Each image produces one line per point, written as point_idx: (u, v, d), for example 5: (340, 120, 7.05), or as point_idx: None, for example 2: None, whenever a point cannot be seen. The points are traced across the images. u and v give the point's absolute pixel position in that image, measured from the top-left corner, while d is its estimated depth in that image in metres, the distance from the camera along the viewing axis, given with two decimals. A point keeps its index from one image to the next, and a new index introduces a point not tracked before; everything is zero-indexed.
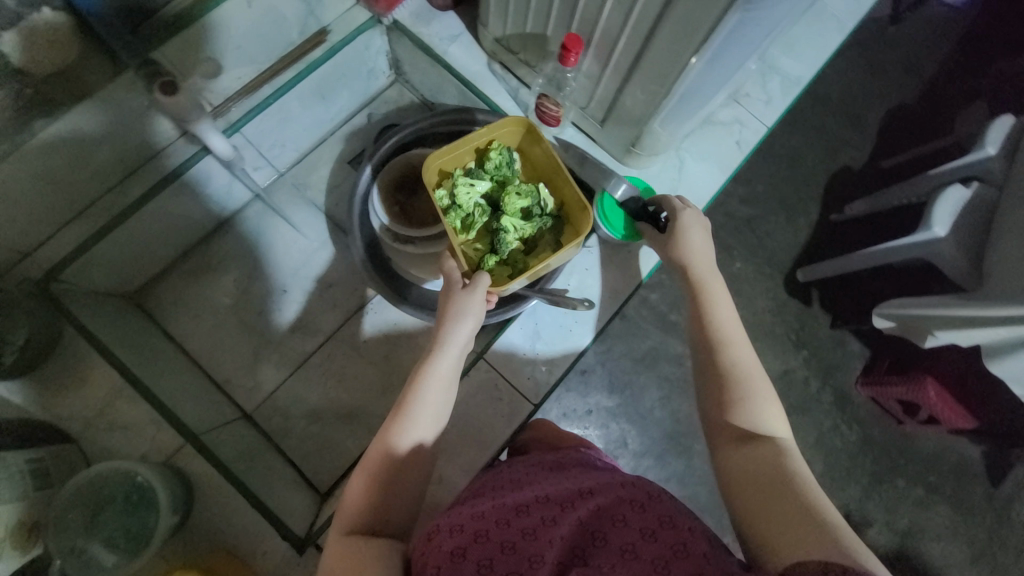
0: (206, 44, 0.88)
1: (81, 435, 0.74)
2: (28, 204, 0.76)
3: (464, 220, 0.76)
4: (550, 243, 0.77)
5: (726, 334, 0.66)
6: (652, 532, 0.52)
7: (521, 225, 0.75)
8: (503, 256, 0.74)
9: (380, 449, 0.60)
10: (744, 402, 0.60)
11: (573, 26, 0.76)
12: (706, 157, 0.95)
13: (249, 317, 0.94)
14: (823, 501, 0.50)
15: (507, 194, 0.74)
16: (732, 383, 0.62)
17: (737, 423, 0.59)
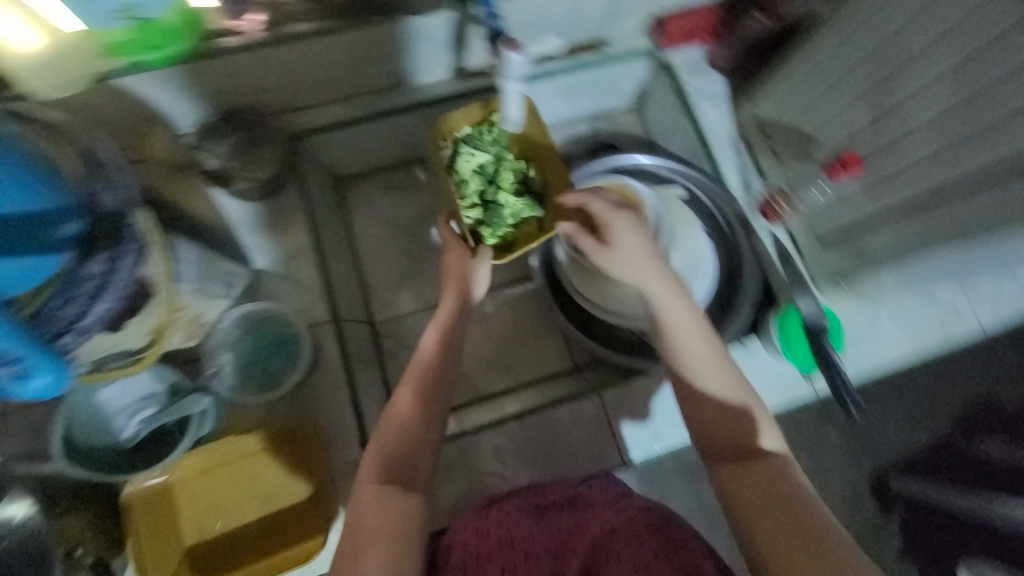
0: (523, 10, 0.81)
1: (264, 269, 0.82)
2: (313, 78, 0.81)
3: (463, 186, 0.78)
4: (537, 224, 0.77)
5: (689, 344, 0.63)
6: (664, 554, 0.58)
7: (513, 200, 0.77)
8: (497, 229, 0.76)
9: (404, 405, 0.64)
10: (727, 435, 0.61)
11: (865, 144, 0.75)
12: (901, 325, 0.87)
13: (415, 243, 1.00)
14: (828, 522, 0.54)
15: (501, 167, 0.78)
16: (718, 410, 0.61)
17: (734, 441, 0.60)
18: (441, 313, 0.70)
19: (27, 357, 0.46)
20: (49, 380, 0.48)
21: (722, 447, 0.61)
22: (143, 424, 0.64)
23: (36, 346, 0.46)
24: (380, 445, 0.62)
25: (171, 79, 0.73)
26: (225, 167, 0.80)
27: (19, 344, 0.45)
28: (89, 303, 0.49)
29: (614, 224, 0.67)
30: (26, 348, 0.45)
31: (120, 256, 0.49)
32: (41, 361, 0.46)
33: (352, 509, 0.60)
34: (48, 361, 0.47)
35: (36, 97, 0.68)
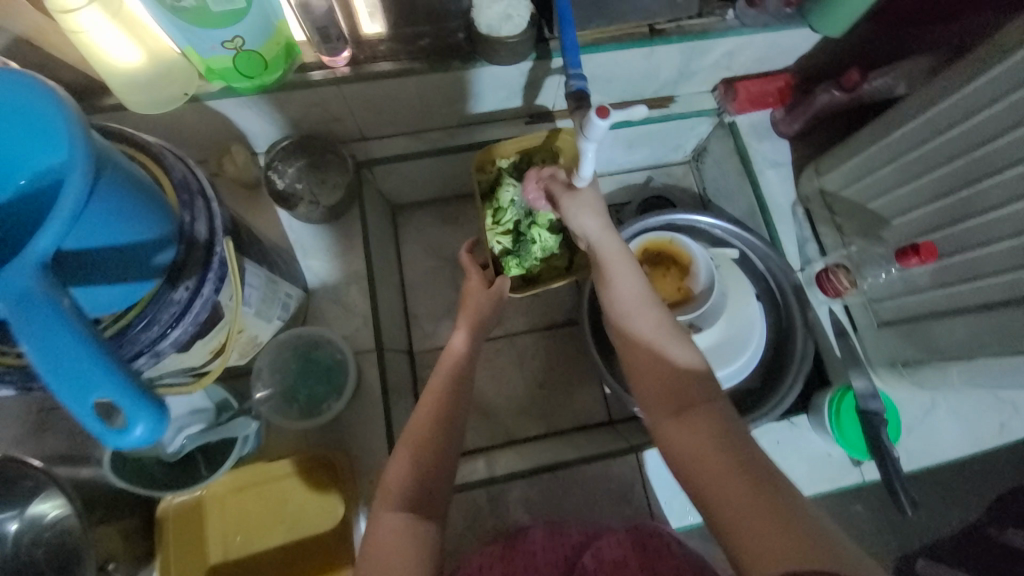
0: (597, 68, 0.83)
1: (316, 292, 0.84)
2: (386, 113, 0.84)
3: (498, 214, 0.83)
4: (561, 263, 0.85)
5: (642, 321, 0.62)
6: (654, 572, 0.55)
7: (546, 238, 0.83)
8: (524, 260, 0.83)
9: (421, 424, 0.62)
10: (672, 388, 0.57)
11: (935, 235, 0.72)
12: (959, 420, 0.82)
13: (460, 277, 1.01)
14: (776, 468, 0.50)
15: (541, 206, 0.82)
16: (658, 376, 0.58)
17: (664, 396, 0.57)
18: (473, 315, 0.73)
19: (120, 400, 0.36)
20: (147, 427, 0.37)
21: (664, 399, 0.57)
22: (189, 440, 0.64)
23: (130, 385, 0.36)
24: (412, 451, 0.60)
25: (256, 103, 0.76)
26: (295, 188, 0.83)
27: (114, 385, 0.35)
28: (171, 327, 0.47)
29: (574, 207, 0.68)
30: (118, 389, 0.35)
31: (206, 281, 0.49)
32: (135, 403, 0.36)
33: (368, 531, 0.57)
34: (144, 400, 0.36)
35: (138, 110, 0.71)
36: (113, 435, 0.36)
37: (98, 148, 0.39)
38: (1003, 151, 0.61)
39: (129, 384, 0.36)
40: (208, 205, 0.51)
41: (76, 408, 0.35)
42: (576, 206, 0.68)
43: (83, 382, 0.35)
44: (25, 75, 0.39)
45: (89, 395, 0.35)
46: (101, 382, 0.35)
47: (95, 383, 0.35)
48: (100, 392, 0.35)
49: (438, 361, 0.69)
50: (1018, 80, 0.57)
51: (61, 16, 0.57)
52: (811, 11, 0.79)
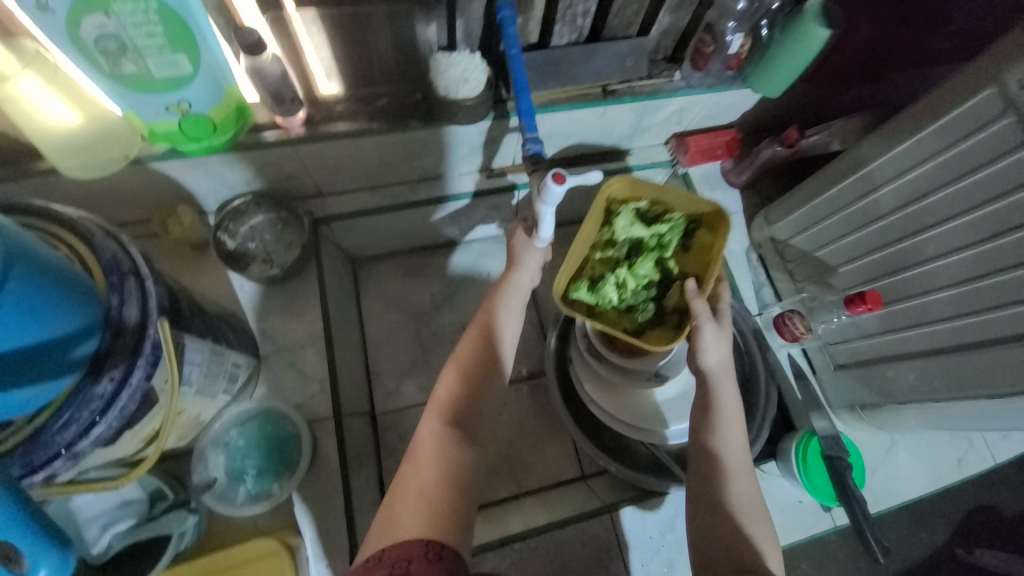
0: (556, 126, 0.85)
1: (269, 356, 0.79)
2: (345, 170, 0.83)
3: (606, 238, 0.68)
4: (629, 325, 0.66)
5: (732, 471, 0.61)
6: None
7: (631, 286, 0.65)
8: (597, 295, 0.66)
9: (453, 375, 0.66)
10: (737, 543, 0.57)
11: (879, 282, 0.75)
12: (919, 457, 0.85)
13: (425, 331, 0.98)
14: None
15: (648, 256, 0.66)
16: (735, 528, 0.58)
17: (738, 552, 0.57)
18: (456, 376, 0.65)
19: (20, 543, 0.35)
20: (51, 565, 0.37)
21: (723, 556, 0.57)
22: (116, 540, 0.58)
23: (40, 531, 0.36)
24: (441, 402, 0.64)
25: (205, 164, 0.73)
26: (247, 248, 0.82)
27: (19, 532, 0.35)
28: (94, 423, 0.43)
29: (709, 337, 0.63)
30: (21, 534, 0.35)
31: (135, 369, 0.44)
32: (37, 546, 0.36)
33: (405, 462, 0.60)
34: (48, 542, 0.36)
35: (72, 174, 0.67)
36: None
37: (11, 238, 0.36)
38: (934, 209, 0.66)
39: (39, 529, 0.36)
40: (141, 284, 0.47)
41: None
42: (709, 334, 0.63)
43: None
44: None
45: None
46: (6, 529, 0.34)
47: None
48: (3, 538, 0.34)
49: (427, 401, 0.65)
50: (941, 143, 0.62)
51: None
52: (750, 73, 0.85)
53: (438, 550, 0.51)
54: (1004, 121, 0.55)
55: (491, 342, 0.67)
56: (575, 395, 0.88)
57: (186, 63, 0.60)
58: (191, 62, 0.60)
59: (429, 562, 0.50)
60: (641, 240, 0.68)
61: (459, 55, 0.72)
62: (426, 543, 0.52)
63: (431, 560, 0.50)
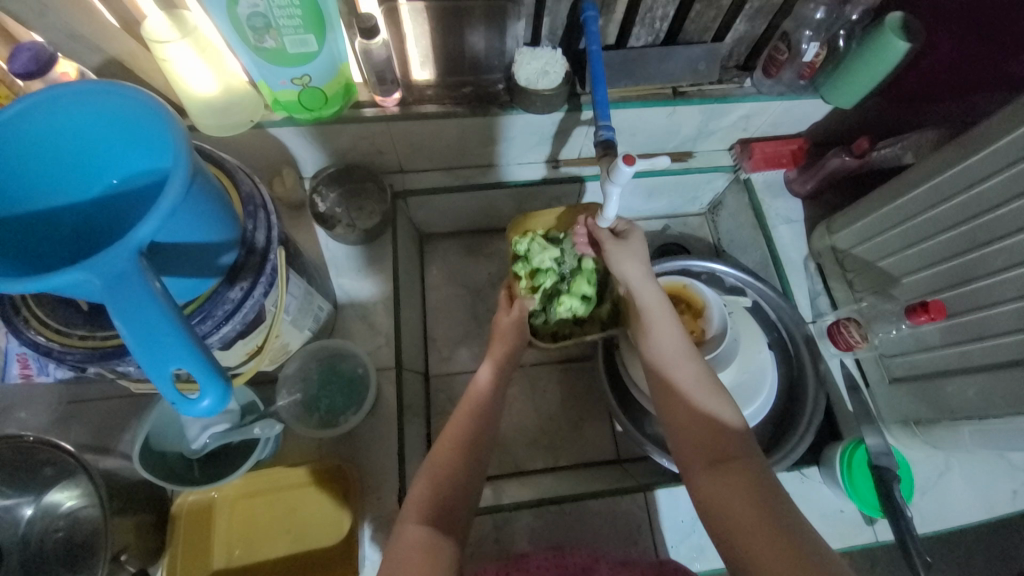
0: (623, 122, 0.90)
1: (345, 308, 0.88)
2: (427, 150, 0.92)
3: (529, 272, 0.81)
4: (595, 328, 0.84)
5: (666, 356, 0.65)
6: None
7: (577, 306, 0.80)
8: (551, 318, 0.82)
9: (465, 421, 0.66)
10: (706, 436, 0.59)
11: (944, 293, 0.75)
12: (975, 484, 0.81)
13: (480, 307, 1.05)
14: (808, 525, 0.51)
15: (579, 275, 0.80)
16: (693, 422, 0.60)
17: (705, 444, 0.59)
18: (462, 421, 0.66)
19: (195, 370, 0.41)
20: (213, 399, 0.43)
21: (704, 451, 0.58)
22: (213, 439, 0.67)
23: (209, 365, 0.41)
24: (462, 449, 0.64)
25: (310, 133, 0.84)
26: (334, 212, 0.92)
27: (195, 361, 0.41)
28: (224, 322, 0.52)
29: (617, 254, 0.70)
30: (194, 362, 0.41)
31: (258, 285, 0.53)
32: (208, 378, 0.42)
33: (391, 542, 0.57)
34: (214, 379, 0.42)
35: (209, 132, 0.79)
36: (184, 403, 0.42)
37: (195, 161, 0.45)
38: (1004, 220, 0.65)
39: (208, 362, 0.42)
40: (268, 216, 0.56)
41: (155, 377, 0.41)
42: (616, 251, 0.71)
43: (164, 354, 0.40)
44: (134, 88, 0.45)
45: (169, 365, 0.40)
46: (185, 358, 0.40)
47: (176, 355, 0.40)
48: (181, 365, 0.40)
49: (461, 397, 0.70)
50: (1018, 154, 0.62)
51: (152, 45, 0.66)
52: (823, 83, 0.87)
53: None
54: None
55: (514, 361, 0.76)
56: (618, 379, 0.91)
57: (314, 43, 0.70)
58: (317, 42, 0.70)
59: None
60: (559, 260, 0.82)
61: (542, 51, 0.80)
62: None
63: None
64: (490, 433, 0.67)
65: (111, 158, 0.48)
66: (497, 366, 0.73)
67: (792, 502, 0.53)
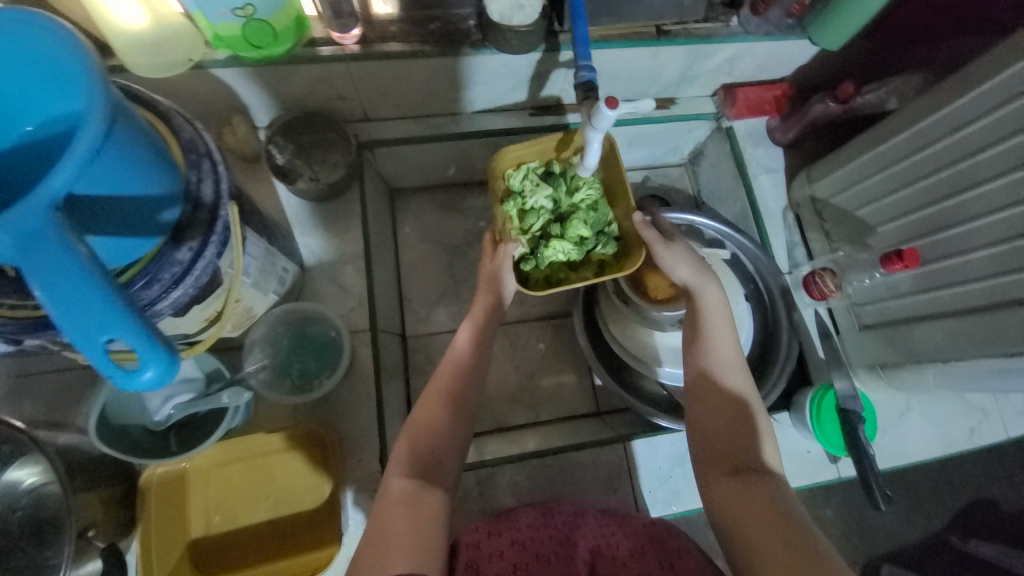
0: (604, 64, 0.84)
1: (312, 269, 0.83)
2: (394, 96, 0.84)
3: (521, 212, 0.78)
4: (590, 273, 0.78)
5: (718, 361, 0.63)
6: (640, 551, 0.62)
7: (570, 251, 0.75)
8: (543, 264, 0.76)
9: (450, 375, 0.65)
10: (732, 450, 0.60)
11: (918, 241, 0.75)
12: (932, 423, 0.86)
13: (456, 265, 1.02)
14: (819, 544, 0.51)
15: (575, 218, 0.75)
16: (729, 433, 0.60)
17: (734, 456, 0.59)
18: (449, 380, 0.64)
19: (129, 339, 0.36)
20: (157, 371, 0.38)
21: (725, 461, 0.59)
22: (177, 409, 0.64)
23: (150, 334, 0.37)
24: (444, 398, 0.63)
25: (261, 75, 0.75)
26: (294, 165, 0.85)
27: (131, 330, 0.36)
28: (172, 287, 0.47)
29: (667, 255, 0.69)
30: (127, 331, 0.36)
31: (209, 245, 0.48)
32: (147, 347, 0.37)
33: (375, 509, 0.56)
34: (156, 349, 0.37)
35: (140, 73, 0.70)
36: (123, 376, 0.38)
37: (117, 97, 0.39)
38: (986, 165, 0.65)
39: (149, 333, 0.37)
40: (215, 167, 0.50)
41: (86, 350, 0.36)
42: (670, 253, 0.69)
43: (90, 323, 0.35)
44: (51, 19, 0.39)
45: (99, 335, 0.35)
46: (114, 326, 0.35)
47: (104, 324, 0.35)
48: (111, 334, 0.35)
49: (442, 359, 0.67)
50: (1007, 96, 0.60)
51: None
52: (811, 23, 0.82)
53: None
54: None
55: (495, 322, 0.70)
56: (598, 334, 0.91)
57: None
58: None
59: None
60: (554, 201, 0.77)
61: None
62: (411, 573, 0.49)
63: None
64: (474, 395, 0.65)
65: (17, 101, 0.40)
66: (477, 327, 0.69)
67: (804, 519, 0.53)
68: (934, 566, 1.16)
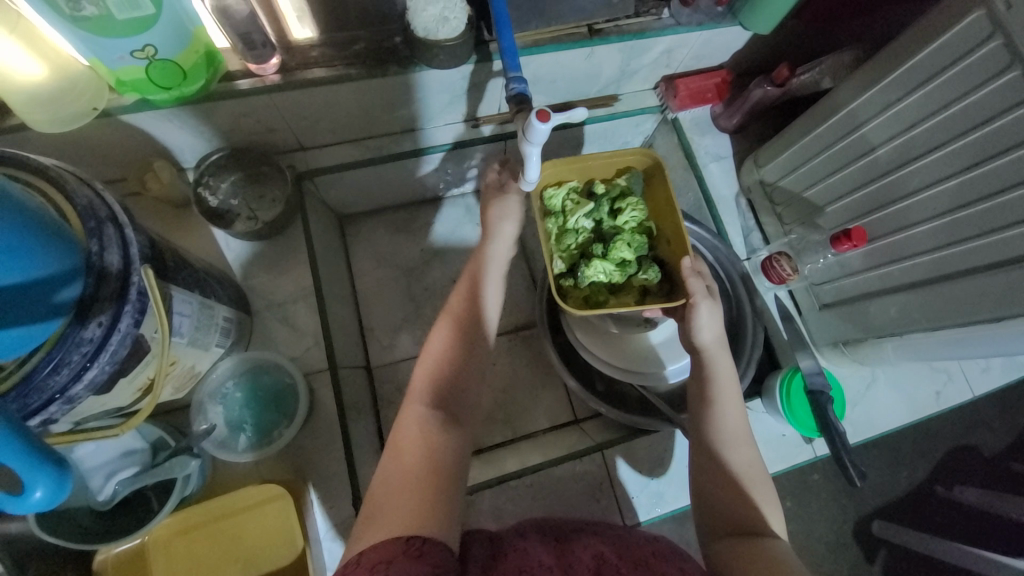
0: (540, 69, 0.82)
1: (261, 312, 0.80)
2: (327, 122, 0.81)
3: (563, 229, 0.77)
4: (632, 298, 0.75)
5: (724, 429, 0.63)
6: (643, 564, 0.55)
7: (613, 271, 0.74)
8: (583, 284, 0.74)
9: (432, 357, 0.64)
10: (733, 508, 0.59)
11: (864, 218, 0.76)
12: (898, 391, 0.88)
13: (416, 287, 0.99)
14: None
15: (620, 240, 0.74)
16: (734, 496, 0.60)
17: (734, 516, 0.59)
18: (435, 367, 0.62)
19: (14, 465, 0.34)
20: (47, 489, 0.36)
21: (730, 523, 0.59)
22: (121, 486, 0.61)
23: (35, 453, 0.35)
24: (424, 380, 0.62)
25: (181, 115, 0.71)
26: (229, 205, 0.80)
27: (11, 454, 0.33)
28: (86, 368, 0.44)
29: (706, 315, 0.65)
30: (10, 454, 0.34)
31: (123, 315, 0.45)
32: (28, 467, 0.34)
33: (372, 491, 0.53)
34: (45, 467, 0.35)
35: (41, 129, 0.64)
36: (10, 497, 0.35)
37: None
38: (922, 138, 0.65)
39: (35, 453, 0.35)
40: (120, 231, 0.47)
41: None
42: (706, 312, 0.66)
43: None
44: None
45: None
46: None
47: None
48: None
49: (415, 364, 0.64)
50: (936, 69, 0.61)
51: None
52: (740, 9, 0.81)
53: (420, 545, 0.46)
54: (992, 45, 0.55)
55: (473, 324, 0.66)
56: (566, 343, 0.90)
57: (148, 4, 0.56)
58: (153, 2, 0.56)
59: (409, 560, 0.44)
60: (597, 222, 0.77)
61: None
62: (410, 538, 0.46)
63: (412, 557, 0.44)
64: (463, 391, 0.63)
65: None
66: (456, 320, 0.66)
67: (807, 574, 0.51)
68: (921, 518, 1.20)
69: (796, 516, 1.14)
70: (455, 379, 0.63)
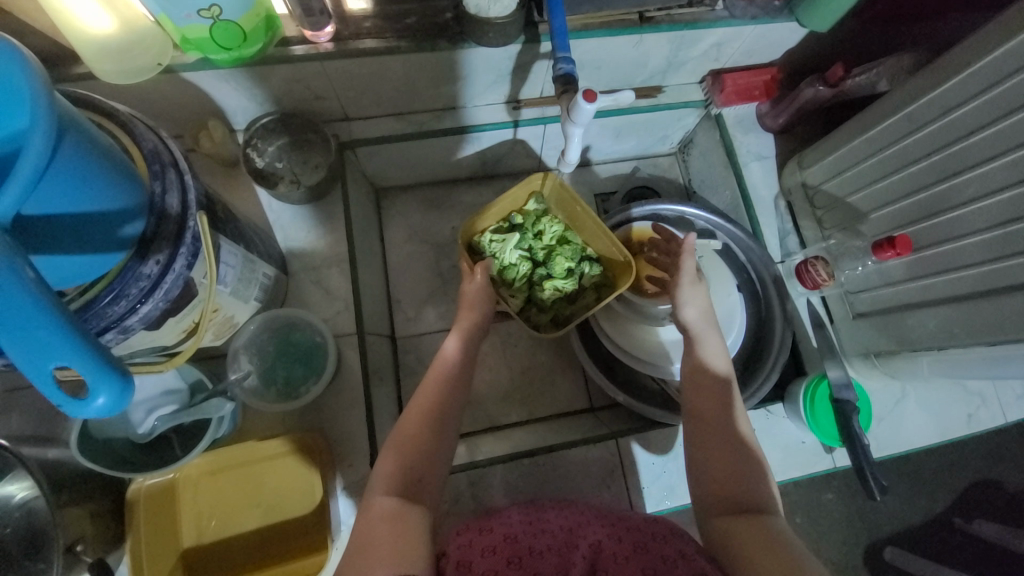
0: (587, 54, 0.82)
1: (296, 274, 0.83)
2: (373, 94, 0.82)
3: (502, 269, 0.81)
4: (591, 297, 0.81)
5: (710, 409, 0.62)
6: (643, 547, 0.57)
7: (564, 283, 0.80)
8: (545, 304, 0.81)
9: (435, 375, 0.64)
10: (728, 482, 0.58)
11: (909, 227, 0.74)
12: (928, 410, 0.85)
13: (444, 263, 1.01)
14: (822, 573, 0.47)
15: (554, 254, 0.81)
16: (729, 472, 0.58)
17: (730, 493, 0.57)
18: (441, 380, 0.63)
19: (83, 371, 0.37)
20: (109, 398, 0.38)
21: (723, 500, 0.57)
22: (160, 421, 0.64)
23: (100, 360, 0.37)
24: (432, 390, 0.62)
25: (237, 76, 0.73)
26: (275, 168, 0.84)
27: (81, 359, 0.36)
28: (142, 302, 0.46)
29: (687, 293, 0.70)
30: (79, 361, 0.36)
31: (178, 257, 0.48)
32: (97, 374, 0.37)
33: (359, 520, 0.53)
34: (110, 375, 0.38)
35: (109, 80, 0.67)
36: (76, 403, 0.38)
37: (62, 108, 0.37)
38: (980, 147, 0.63)
39: (100, 361, 0.37)
40: (180, 177, 0.49)
41: (38, 380, 0.36)
42: (688, 290, 0.71)
43: (45, 355, 0.35)
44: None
45: (49, 363, 0.36)
46: (66, 356, 0.36)
47: (55, 352, 0.35)
48: (62, 363, 0.36)
49: (427, 368, 0.65)
50: (999, 75, 0.59)
51: None
52: (798, 4, 0.79)
53: None
54: None
55: (472, 344, 0.69)
56: (588, 330, 0.90)
57: None
58: None
59: None
60: (530, 247, 0.82)
61: None
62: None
63: None
64: (461, 405, 0.64)
65: None
66: (463, 337, 0.68)
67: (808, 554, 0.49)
68: (935, 547, 1.16)
69: (808, 529, 1.12)
70: (458, 397, 0.63)
